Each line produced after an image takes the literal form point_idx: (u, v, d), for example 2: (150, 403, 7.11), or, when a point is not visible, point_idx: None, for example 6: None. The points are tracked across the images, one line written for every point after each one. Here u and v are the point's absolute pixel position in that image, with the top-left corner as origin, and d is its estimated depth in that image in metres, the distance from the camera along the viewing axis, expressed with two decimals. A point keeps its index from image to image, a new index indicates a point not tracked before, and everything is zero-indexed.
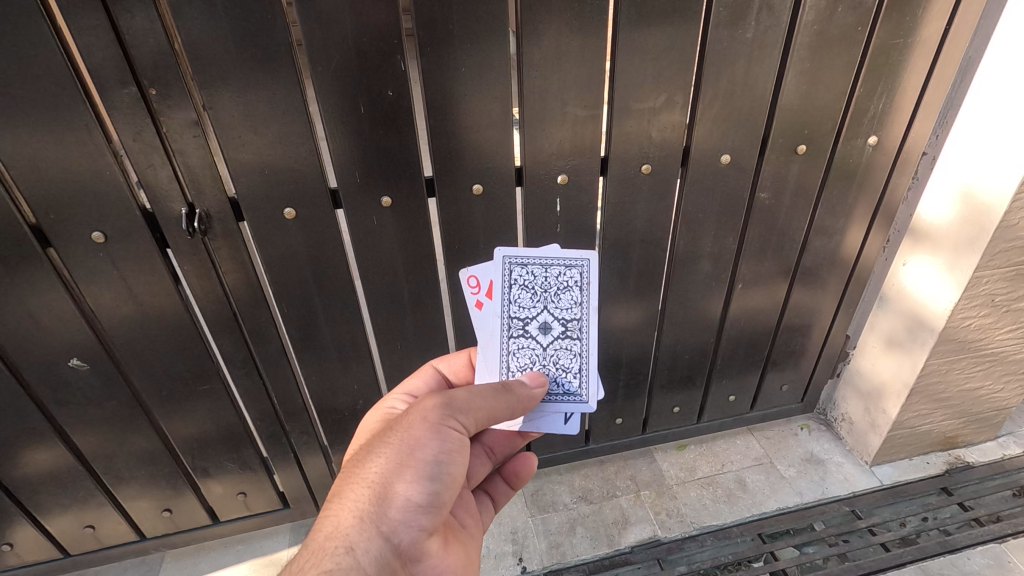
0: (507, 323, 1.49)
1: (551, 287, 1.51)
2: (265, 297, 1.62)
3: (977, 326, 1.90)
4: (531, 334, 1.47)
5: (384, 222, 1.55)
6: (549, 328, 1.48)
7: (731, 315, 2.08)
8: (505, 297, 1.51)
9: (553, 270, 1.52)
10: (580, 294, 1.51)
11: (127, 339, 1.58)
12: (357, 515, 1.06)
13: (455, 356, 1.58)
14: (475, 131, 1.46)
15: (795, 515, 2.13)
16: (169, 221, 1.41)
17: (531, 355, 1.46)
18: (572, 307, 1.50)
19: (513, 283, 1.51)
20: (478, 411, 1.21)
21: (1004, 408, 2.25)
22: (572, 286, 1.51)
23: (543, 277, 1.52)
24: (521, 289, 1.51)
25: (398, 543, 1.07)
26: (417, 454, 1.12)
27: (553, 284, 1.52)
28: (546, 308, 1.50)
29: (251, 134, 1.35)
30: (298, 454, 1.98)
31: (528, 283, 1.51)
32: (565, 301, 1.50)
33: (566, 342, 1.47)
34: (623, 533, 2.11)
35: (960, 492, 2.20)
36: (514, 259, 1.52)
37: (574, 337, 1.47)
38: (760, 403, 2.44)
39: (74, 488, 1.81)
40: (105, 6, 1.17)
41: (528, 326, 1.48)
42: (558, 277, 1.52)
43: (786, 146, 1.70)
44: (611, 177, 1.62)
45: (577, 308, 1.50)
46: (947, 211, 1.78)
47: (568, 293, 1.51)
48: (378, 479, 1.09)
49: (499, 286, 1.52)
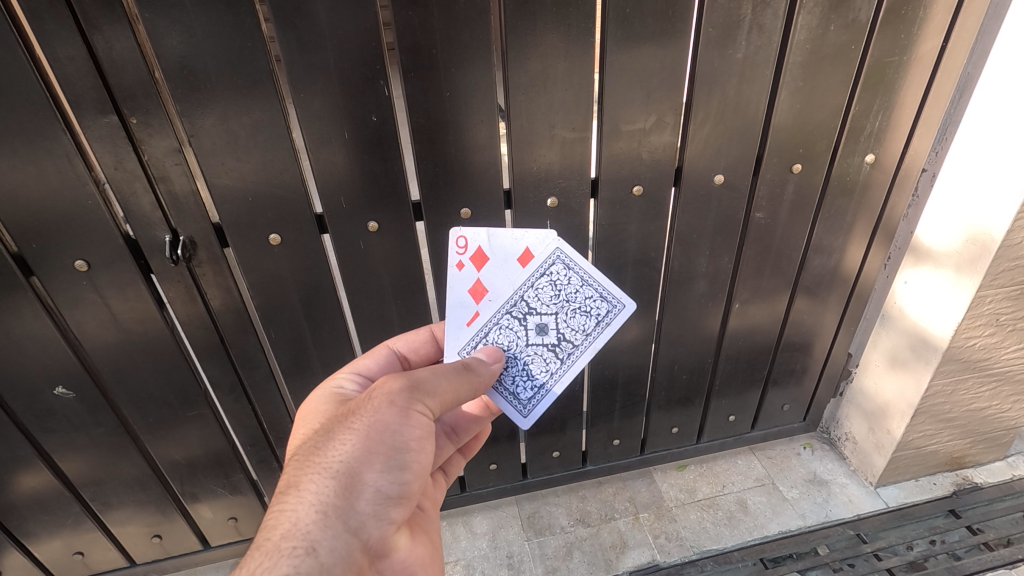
0: (515, 299, 1.45)
1: (573, 301, 1.47)
2: (252, 321, 1.61)
3: (981, 346, 1.85)
4: (526, 325, 1.45)
5: (371, 245, 1.54)
6: (544, 332, 1.45)
7: (728, 335, 2.05)
8: (531, 279, 1.45)
9: (586, 291, 1.47)
10: (593, 325, 1.48)
11: (113, 364, 1.57)
12: (321, 511, 1.04)
13: (413, 334, 1.53)
14: (463, 155, 1.45)
15: (798, 538, 2.07)
16: (153, 248, 1.41)
17: (511, 342, 1.45)
18: (578, 331, 1.47)
19: (546, 274, 1.45)
20: (445, 394, 1.20)
21: (1012, 427, 2.19)
22: (590, 314, 1.48)
23: (575, 288, 1.47)
24: (547, 283, 1.45)
25: (364, 536, 1.07)
26: (390, 443, 1.11)
27: (577, 299, 1.47)
28: (556, 315, 1.46)
29: (234, 161, 1.34)
30: None
31: (557, 283, 1.45)
32: (577, 322, 1.47)
33: (548, 354, 1.45)
34: (621, 557, 2.06)
35: (969, 514, 2.14)
36: (560, 256, 1.45)
37: (559, 357, 1.46)
38: (761, 421, 2.39)
39: (62, 515, 1.79)
40: (84, 36, 1.16)
41: (529, 316, 1.45)
42: (585, 298, 1.47)
43: (781, 165, 1.67)
44: (601, 199, 1.60)
45: (580, 335, 1.47)
46: (949, 232, 1.74)
47: (583, 317, 1.47)
48: (345, 470, 1.07)
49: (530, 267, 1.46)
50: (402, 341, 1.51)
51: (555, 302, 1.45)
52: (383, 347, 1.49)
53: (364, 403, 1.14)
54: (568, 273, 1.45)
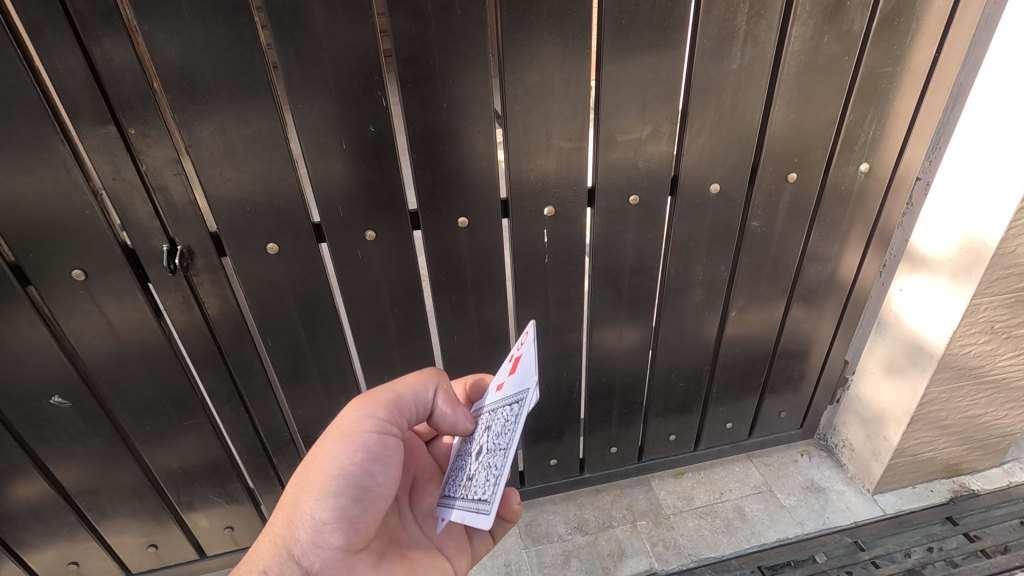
0: (489, 414, 1.21)
1: (492, 460, 1.07)
2: (249, 330, 1.61)
3: (976, 353, 1.86)
4: (478, 437, 1.22)
5: (368, 255, 1.54)
6: (477, 454, 1.16)
7: (724, 342, 2.06)
8: (501, 402, 1.16)
9: (501, 454, 1.04)
10: (479, 494, 1.06)
11: (110, 373, 1.57)
12: (273, 542, 1.12)
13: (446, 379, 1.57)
14: (460, 165, 1.45)
15: (795, 546, 2.08)
16: (151, 257, 1.41)
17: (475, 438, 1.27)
18: (479, 486, 1.08)
19: (506, 408, 1.11)
20: (389, 402, 1.23)
21: (1008, 434, 2.19)
22: (490, 480, 1.04)
23: (502, 448, 1.05)
24: (501, 418, 1.12)
25: (310, 564, 1.08)
26: (335, 466, 1.14)
27: (496, 454, 1.07)
28: (485, 455, 1.12)
29: (232, 171, 1.35)
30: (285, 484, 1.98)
31: (503, 424, 1.09)
32: (484, 476, 1.08)
33: (467, 470, 1.19)
34: (618, 565, 2.06)
35: (965, 521, 2.14)
36: (517, 405, 1.05)
37: (467, 484, 1.15)
38: (758, 428, 2.40)
39: (57, 525, 1.79)
40: (83, 47, 1.17)
41: (484, 433, 1.20)
42: (498, 459, 1.04)
43: (776, 174, 1.68)
44: (598, 208, 1.61)
45: (478, 490, 1.08)
46: (944, 240, 1.74)
47: (488, 477, 1.05)
48: (292, 501, 1.14)
49: (511, 389, 1.15)
50: None
51: (493, 441, 1.11)
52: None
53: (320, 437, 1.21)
54: (509, 425, 1.06)
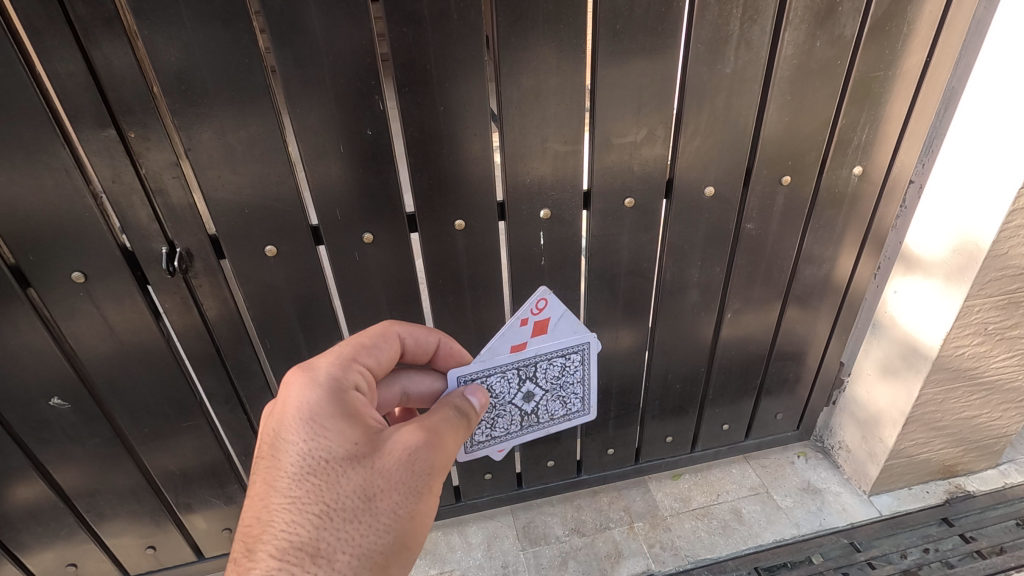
0: (522, 366, 1.37)
1: (563, 387, 1.48)
2: (247, 331, 1.62)
3: (970, 355, 1.87)
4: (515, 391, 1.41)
5: (366, 257, 1.55)
6: (528, 397, 1.44)
7: (720, 344, 2.07)
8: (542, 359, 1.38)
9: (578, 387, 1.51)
10: (563, 411, 1.54)
11: (109, 375, 1.58)
12: None
13: (427, 332, 1.30)
14: (457, 168, 1.47)
15: (792, 547, 2.09)
16: (150, 260, 1.42)
17: (498, 392, 1.39)
18: (547, 414, 1.52)
19: (556, 360, 1.41)
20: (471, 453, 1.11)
21: (1004, 435, 2.20)
22: (571, 403, 1.54)
23: (563, 379, 1.46)
24: (556, 366, 1.42)
25: None
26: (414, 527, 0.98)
27: (559, 384, 1.47)
28: (543, 392, 1.46)
29: (231, 174, 1.36)
30: None
31: (561, 371, 1.44)
32: (556, 405, 1.51)
33: (511, 413, 1.45)
34: (615, 567, 2.07)
35: (961, 522, 2.15)
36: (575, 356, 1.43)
37: (518, 422, 1.49)
38: (755, 430, 2.41)
39: (56, 526, 1.79)
40: (83, 52, 1.18)
41: (519, 386, 1.41)
42: (572, 390, 1.51)
43: (770, 177, 1.70)
44: (594, 210, 1.62)
45: (547, 416, 1.52)
46: (938, 241, 1.76)
47: (562, 402, 1.52)
48: (378, 561, 0.93)
49: (552, 344, 1.37)
50: (412, 334, 1.27)
51: (551, 381, 1.44)
52: (393, 331, 1.24)
53: (403, 470, 0.98)
54: (579, 367, 1.46)
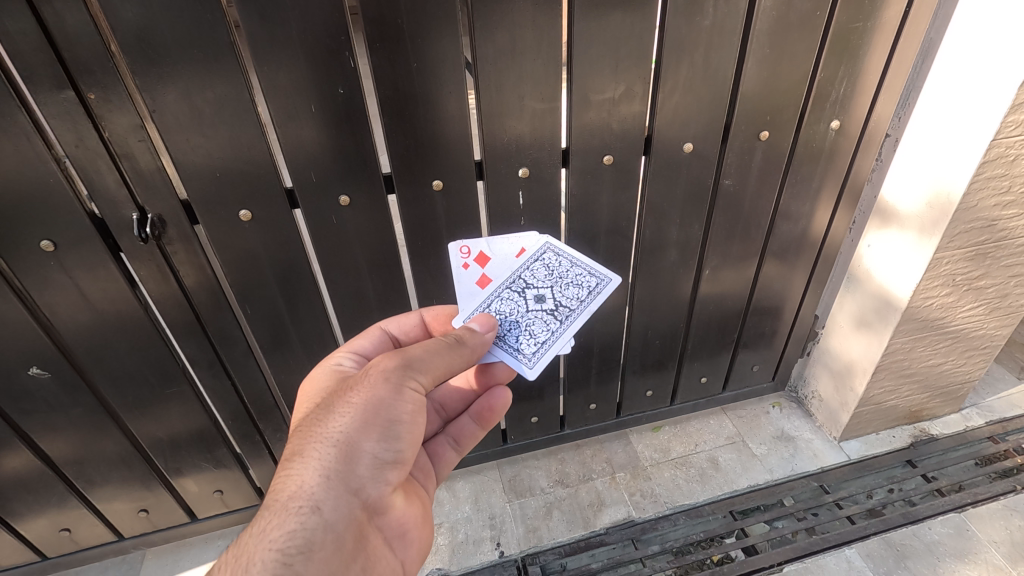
0: (514, 277, 1.58)
1: (565, 277, 1.60)
2: (227, 298, 1.61)
3: (938, 306, 1.93)
4: (524, 295, 1.56)
5: (344, 221, 1.54)
6: (542, 298, 1.56)
7: (699, 300, 2.11)
8: (527, 264, 1.60)
9: (575, 270, 1.62)
10: (584, 294, 1.59)
11: (88, 344, 1.57)
12: (323, 473, 1.08)
13: (405, 316, 1.55)
14: (433, 128, 1.44)
15: (766, 491, 2.20)
16: (121, 227, 1.39)
17: (513, 307, 1.54)
18: (573, 299, 1.58)
19: (539, 262, 1.61)
20: (436, 368, 1.24)
21: (967, 381, 2.30)
22: (585, 290, 1.60)
23: (563, 268, 1.61)
24: (540, 266, 1.60)
25: (366, 497, 1.13)
26: (386, 416, 1.16)
27: (568, 276, 1.61)
28: (551, 288, 1.58)
29: (200, 137, 1.32)
30: (272, 449, 2.04)
31: (550, 266, 1.60)
32: (570, 292, 1.59)
33: (546, 317, 1.54)
34: (598, 515, 2.16)
35: (924, 464, 2.28)
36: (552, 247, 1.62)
37: (558, 319, 1.54)
38: (732, 382, 2.48)
39: (46, 494, 1.81)
40: (32, 8, 1.12)
41: (527, 289, 1.57)
42: (576, 275, 1.61)
43: (749, 133, 1.69)
44: (572, 168, 1.62)
45: (576, 301, 1.58)
46: (912, 194, 1.78)
47: (575, 289, 1.59)
48: (345, 438, 1.12)
49: (528, 252, 1.62)
50: (396, 324, 1.53)
51: (546, 278, 1.59)
52: (377, 327, 1.52)
53: (360, 379, 1.19)
54: (557, 258, 1.61)
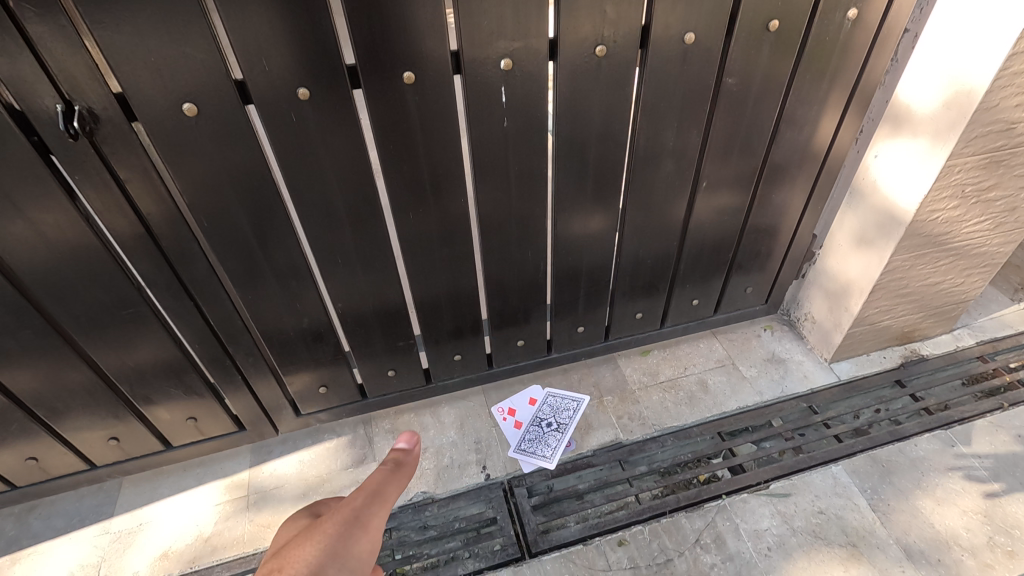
0: (536, 420, 2.17)
1: (553, 415, 2.20)
2: (179, 207, 1.48)
3: (944, 220, 1.84)
4: (538, 426, 2.15)
5: (304, 118, 1.38)
6: (547, 423, 2.17)
7: (694, 217, 1.99)
8: (535, 417, 2.18)
9: (564, 404, 2.23)
10: (567, 419, 2.19)
11: (27, 260, 1.43)
12: None
13: None
14: (401, 8, 1.26)
15: (754, 412, 2.19)
16: (46, 122, 1.24)
17: (535, 430, 2.15)
18: (563, 420, 2.18)
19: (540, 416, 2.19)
20: None
21: (962, 300, 2.25)
22: (563, 424, 2.18)
23: (557, 408, 2.22)
24: (545, 407, 2.23)
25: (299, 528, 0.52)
26: None
27: (559, 411, 2.21)
28: (552, 415, 2.19)
29: (126, 12, 1.15)
30: (248, 378, 1.94)
31: (544, 416, 2.19)
32: (562, 417, 2.19)
33: (556, 434, 2.14)
34: (586, 437, 2.14)
35: (913, 384, 2.27)
36: (551, 395, 2.26)
37: (559, 433, 2.14)
38: (724, 305, 2.41)
39: (5, 422, 1.71)
40: None
41: (542, 422, 2.17)
42: (559, 412, 2.21)
43: (756, 22, 1.52)
44: (561, 61, 1.45)
45: (560, 430, 2.15)
46: (929, 97, 1.65)
47: (562, 418, 2.19)
48: None
49: (529, 419, 2.19)
50: None
51: (545, 416, 2.20)
52: None
53: None
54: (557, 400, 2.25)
